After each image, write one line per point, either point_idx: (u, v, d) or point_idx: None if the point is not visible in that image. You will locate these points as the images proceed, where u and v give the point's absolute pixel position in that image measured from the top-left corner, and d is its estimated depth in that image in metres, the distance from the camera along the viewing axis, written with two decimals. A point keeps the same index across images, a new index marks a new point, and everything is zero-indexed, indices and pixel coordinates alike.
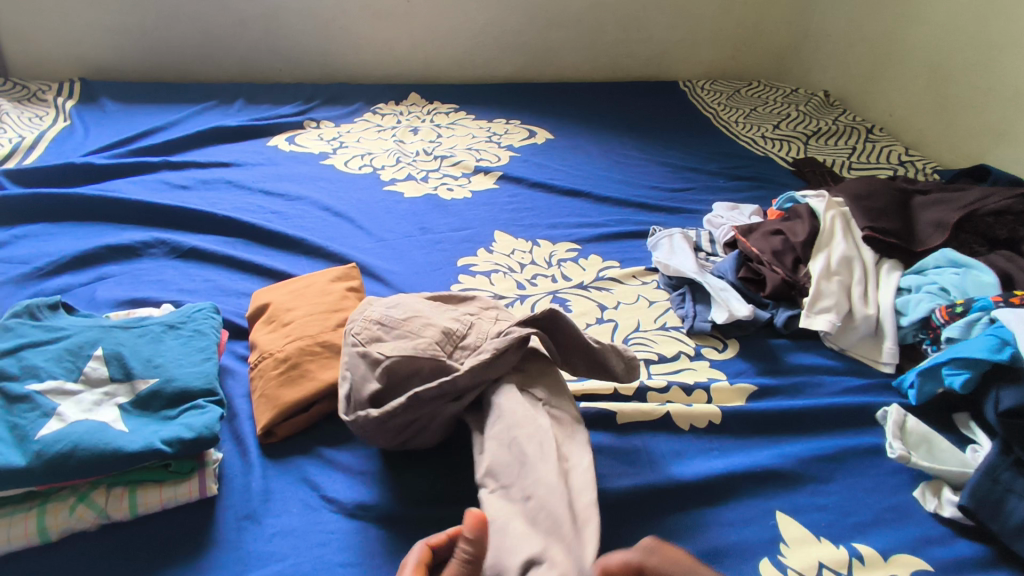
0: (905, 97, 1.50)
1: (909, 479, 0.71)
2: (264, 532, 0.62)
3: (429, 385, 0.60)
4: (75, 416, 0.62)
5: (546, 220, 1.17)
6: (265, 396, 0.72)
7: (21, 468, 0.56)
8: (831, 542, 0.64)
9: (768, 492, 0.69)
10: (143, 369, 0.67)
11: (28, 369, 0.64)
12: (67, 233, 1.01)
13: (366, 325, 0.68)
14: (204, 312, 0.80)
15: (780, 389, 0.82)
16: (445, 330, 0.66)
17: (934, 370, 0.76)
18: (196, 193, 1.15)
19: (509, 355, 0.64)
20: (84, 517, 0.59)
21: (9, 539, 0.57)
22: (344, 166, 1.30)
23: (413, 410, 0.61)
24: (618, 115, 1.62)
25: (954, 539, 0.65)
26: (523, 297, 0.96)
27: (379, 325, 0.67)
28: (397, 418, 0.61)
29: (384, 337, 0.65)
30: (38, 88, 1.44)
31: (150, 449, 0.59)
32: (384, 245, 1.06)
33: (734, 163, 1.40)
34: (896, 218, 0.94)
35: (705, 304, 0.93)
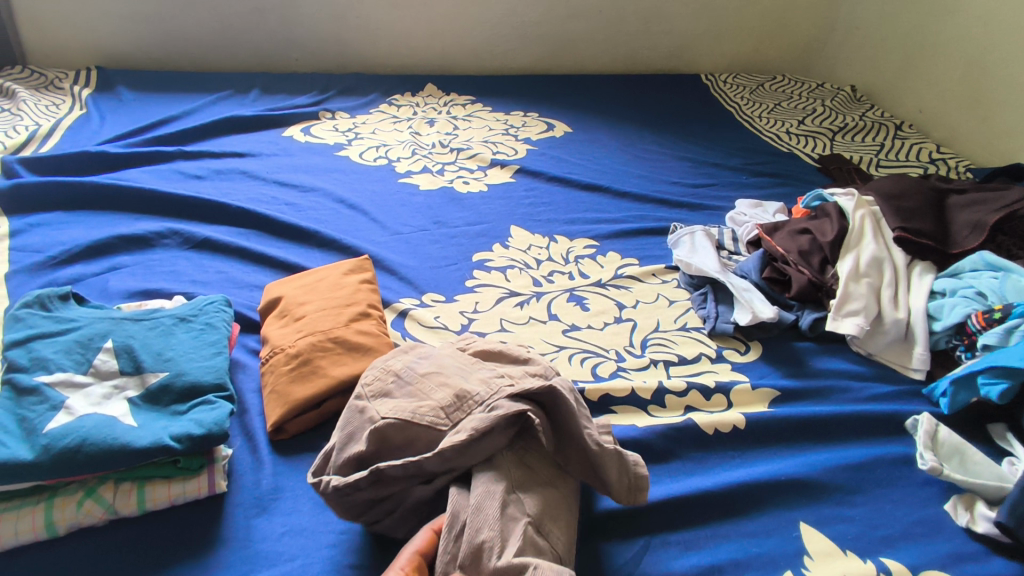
0: (937, 92, 1.45)
1: (939, 491, 0.68)
2: (273, 531, 0.60)
3: (395, 462, 0.54)
4: (84, 409, 0.61)
5: (564, 215, 1.14)
6: (277, 392, 0.71)
7: (28, 462, 0.55)
8: (859, 556, 0.61)
9: (791, 502, 0.66)
10: (153, 363, 0.66)
11: (38, 361, 0.63)
12: (81, 222, 1.01)
13: (381, 374, 0.62)
14: (216, 305, 0.78)
15: (805, 395, 0.79)
16: (458, 394, 0.58)
17: (969, 379, 0.73)
18: (211, 183, 1.14)
19: (493, 435, 0.55)
20: (92, 513, 0.58)
21: (16, 533, 0.56)
22: (359, 158, 1.28)
23: (379, 487, 0.55)
24: (638, 109, 1.58)
25: (989, 556, 0.62)
26: (539, 294, 0.94)
27: (394, 378, 0.61)
28: (360, 493, 0.55)
29: (393, 393, 0.60)
30: (55, 76, 1.44)
31: (159, 445, 0.58)
32: (398, 238, 1.05)
33: (757, 158, 1.37)
34: (930, 218, 0.91)
35: (727, 304, 0.90)
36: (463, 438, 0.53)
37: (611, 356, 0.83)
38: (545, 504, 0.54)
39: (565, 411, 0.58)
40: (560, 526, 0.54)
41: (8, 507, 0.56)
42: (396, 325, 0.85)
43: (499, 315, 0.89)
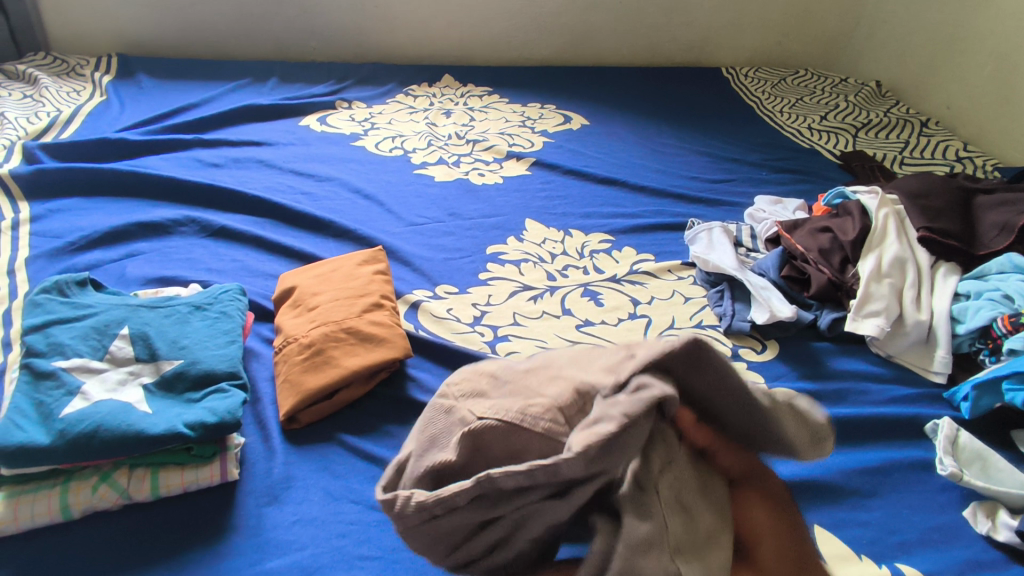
0: (966, 89, 1.41)
1: (959, 498, 0.66)
2: (284, 519, 0.61)
3: (507, 474, 0.41)
4: (99, 394, 0.61)
5: (579, 209, 1.13)
6: (289, 381, 0.71)
7: (44, 446, 0.55)
8: (873, 560, 0.60)
9: (806, 504, 0.65)
10: (168, 350, 0.67)
11: (54, 346, 0.64)
12: (101, 209, 1.02)
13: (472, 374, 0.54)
14: (230, 293, 0.79)
15: (822, 396, 0.77)
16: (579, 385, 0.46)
17: (994, 384, 0.71)
18: (228, 171, 1.15)
19: (638, 427, 0.40)
20: (107, 497, 0.58)
21: (32, 515, 0.56)
22: (375, 148, 1.28)
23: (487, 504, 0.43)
24: (657, 102, 1.56)
25: (1009, 564, 0.60)
26: (553, 288, 0.93)
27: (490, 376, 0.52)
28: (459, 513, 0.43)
29: (488, 393, 0.51)
30: (76, 62, 1.45)
31: (173, 432, 0.58)
32: (413, 229, 1.04)
33: (778, 154, 1.34)
34: (956, 218, 0.89)
35: (744, 302, 0.89)
36: (603, 433, 0.39)
37: None
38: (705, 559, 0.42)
39: (716, 371, 0.44)
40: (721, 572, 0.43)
41: (25, 490, 0.57)
42: (409, 317, 0.85)
43: (512, 309, 0.88)
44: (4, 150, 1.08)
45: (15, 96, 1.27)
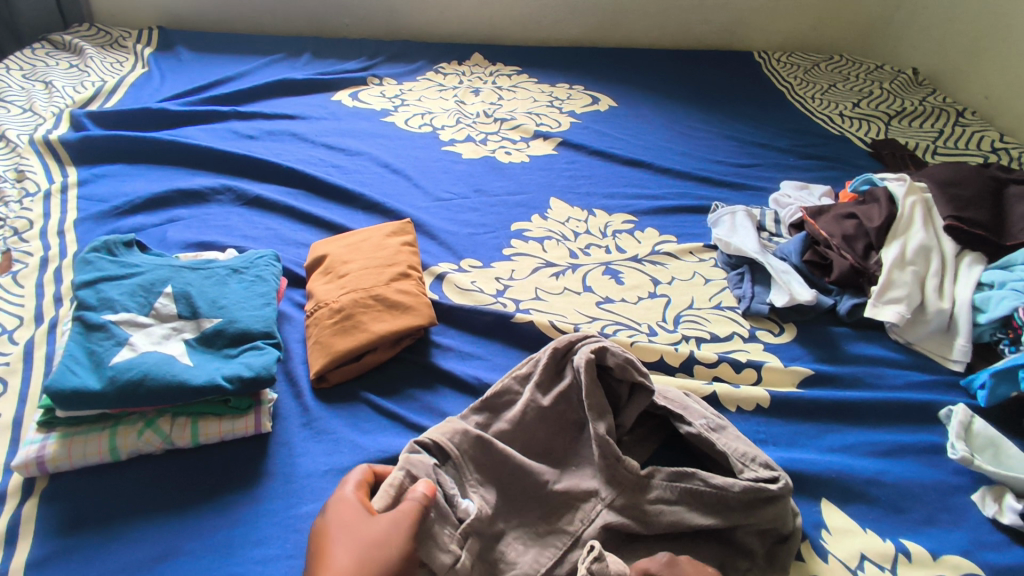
0: (1005, 78, 1.38)
1: (969, 481, 0.67)
2: (317, 470, 0.64)
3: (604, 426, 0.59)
4: (145, 346, 0.65)
5: (603, 190, 1.15)
6: (319, 343, 0.74)
7: (96, 391, 0.60)
8: (878, 535, 0.63)
9: (816, 480, 0.67)
10: (209, 309, 0.70)
11: (105, 300, 0.68)
12: (142, 175, 1.06)
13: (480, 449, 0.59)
14: (266, 259, 0.82)
15: (838, 378, 0.79)
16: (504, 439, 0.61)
17: (1011, 372, 0.72)
18: (263, 143, 1.18)
19: (571, 409, 0.63)
20: (151, 441, 0.63)
21: (84, 455, 0.61)
22: (404, 124, 1.30)
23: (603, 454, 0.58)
24: (687, 85, 1.55)
25: (1011, 546, 0.62)
26: (575, 266, 0.95)
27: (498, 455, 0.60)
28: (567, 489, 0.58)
29: (512, 467, 0.59)
30: (119, 34, 1.50)
31: (212, 384, 0.62)
32: (440, 204, 1.07)
33: (807, 140, 1.33)
34: (986, 208, 0.88)
35: (764, 286, 0.90)
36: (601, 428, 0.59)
37: (643, 330, 0.84)
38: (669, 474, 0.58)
39: (532, 430, 0.62)
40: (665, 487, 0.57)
41: (78, 432, 0.62)
42: (434, 288, 0.88)
43: (534, 284, 0.91)
44: (53, 117, 1.13)
45: (63, 65, 1.32)
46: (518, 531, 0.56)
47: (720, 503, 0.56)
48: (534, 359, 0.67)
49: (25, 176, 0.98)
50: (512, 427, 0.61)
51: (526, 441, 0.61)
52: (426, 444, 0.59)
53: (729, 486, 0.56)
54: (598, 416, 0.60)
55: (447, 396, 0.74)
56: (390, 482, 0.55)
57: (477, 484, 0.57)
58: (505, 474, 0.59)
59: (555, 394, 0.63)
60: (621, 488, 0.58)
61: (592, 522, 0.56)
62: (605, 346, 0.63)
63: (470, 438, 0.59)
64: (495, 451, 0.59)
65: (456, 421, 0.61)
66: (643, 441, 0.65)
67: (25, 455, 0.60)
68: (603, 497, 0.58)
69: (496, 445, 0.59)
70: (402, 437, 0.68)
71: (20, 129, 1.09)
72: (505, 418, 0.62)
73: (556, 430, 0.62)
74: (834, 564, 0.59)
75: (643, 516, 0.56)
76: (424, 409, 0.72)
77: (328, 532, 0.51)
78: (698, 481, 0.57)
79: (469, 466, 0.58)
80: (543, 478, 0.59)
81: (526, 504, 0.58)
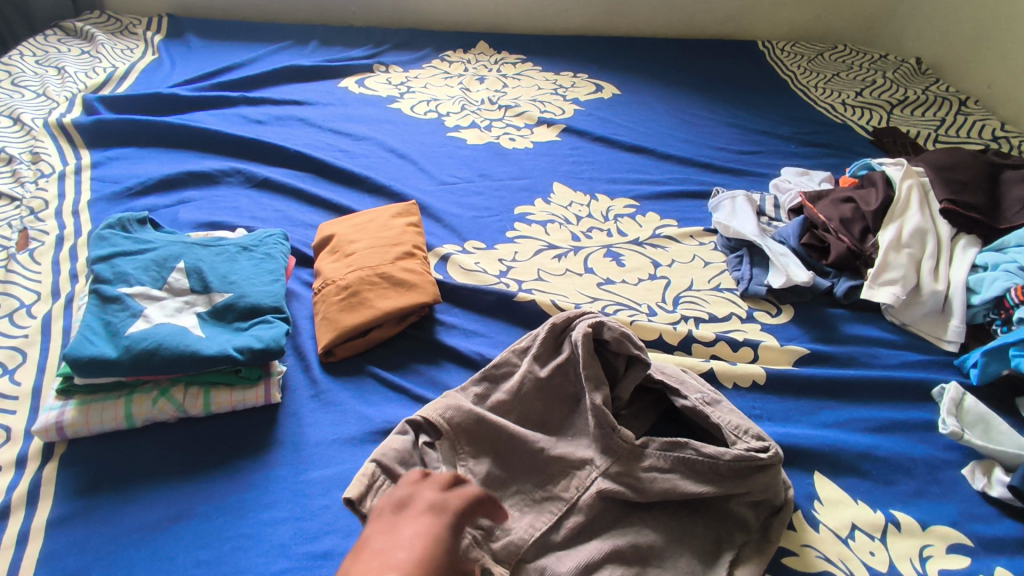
0: (1007, 67, 1.38)
1: (959, 457, 0.69)
2: (327, 439, 0.67)
3: (599, 397, 0.61)
4: (159, 318, 0.68)
5: (606, 175, 1.16)
6: (327, 319, 0.76)
7: (113, 359, 0.62)
8: (868, 505, 0.64)
9: (809, 453, 0.68)
10: (220, 284, 0.73)
11: (119, 274, 0.71)
12: (153, 158, 1.08)
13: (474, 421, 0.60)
14: (275, 238, 0.84)
15: (833, 357, 0.80)
16: (501, 409, 0.64)
17: (1001, 350, 0.73)
18: (271, 128, 1.20)
19: (567, 380, 0.65)
20: (165, 409, 0.65)
21: (101, 421, 0.63)
22: (410, 111, 1.32)
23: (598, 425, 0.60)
24: (691, 74, 1.56)
25: (1000, 518, 0.64)
26: (577, 248, 0.97)
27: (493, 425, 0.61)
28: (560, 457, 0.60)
29: (508, 437, 0.60)
30: (130, 21, 1.52)
31: (224, 354, 0.65)
32: (445, 188, 1.09)
33: (808, 128, 1.34)
34: (981, 192, 0.89)
35: (762, 268, 0.91)
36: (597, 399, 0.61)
37: (643, 310, 0.86)
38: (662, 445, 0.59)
39: (529, 402, 0.64)
40: (659, 457, 0.59)
41: (95, 399, 0.64)
42: (439, 268, 0.90)
43: (537, 265, 0.93)
44: (66, 102, 1.15)
45: (75, 51, 1.35)
46: (514, 498, 0.59)
47: (711, 471, 0.57)
48: (532, 335, 0.69)
49: (40, 158, 1.01)
50: (510, 398, 0.64)
51: (523, 410, 0.64)
52: (418, 422, 0.61)
53: (720, 454, 0.57)
54: (594, 388, 0.62)
55: (450, 370, 0.76)
56: (362, 471, 0.55)
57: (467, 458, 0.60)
58: (500, 442, 0.60)
59: (552, 367, 0.65)
60: (616, 457, 0.59)
61: (587, 489, 0.58)
62: (601, 321, 0.65)
63: (463, 414, 0.60)
64: (489, 422, 0.60)
65: (457, 396, 0.64)
66: (641, 414, 0.68)
67: (44, 421, 0.62)
68: (597, 465, 0.59)
69: (490, 416, 0.61)
70: (407, 408, 0.71)
71: (34, 113, 1.11)
72: (503, 389, 0.65)
73: (552, 401, 0.65)
74: (825, 533, 0.61)
75: (637, 483, 0.58)
76: (428, 383, 0.74)
77: (428, 540, 0.43)
78: (690, 449, 0.58)
79: (464, 438, 0.60)
80: (539, 445, 0.61)
81: (521, 473, 0.60)
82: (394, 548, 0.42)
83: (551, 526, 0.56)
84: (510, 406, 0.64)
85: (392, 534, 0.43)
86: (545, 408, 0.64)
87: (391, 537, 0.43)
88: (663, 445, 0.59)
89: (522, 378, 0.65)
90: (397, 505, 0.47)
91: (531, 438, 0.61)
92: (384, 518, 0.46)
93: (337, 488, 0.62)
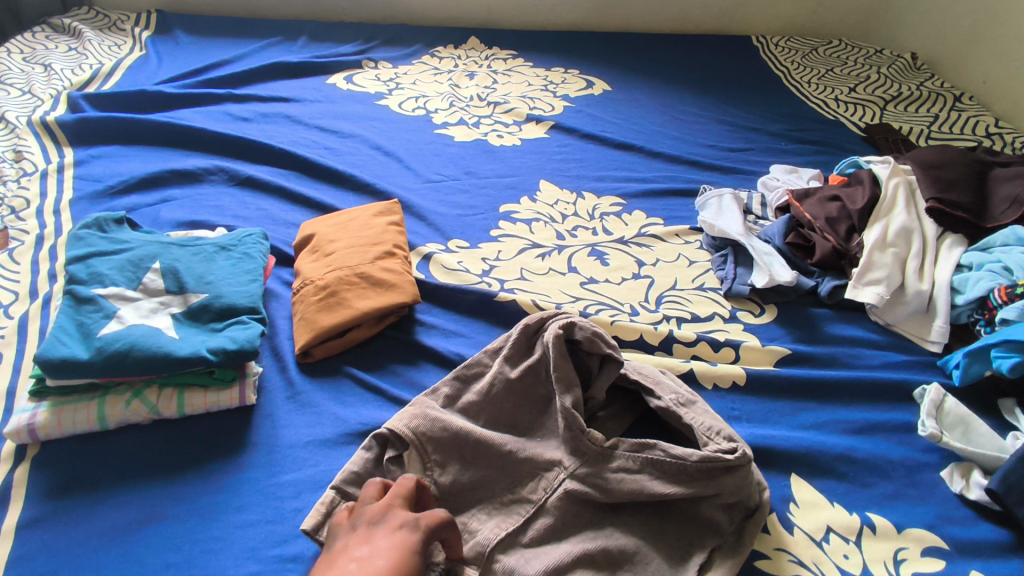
0: (1003, 63, 1.36)
1: (938, 458, 0.69)
2: (301, 440, 0.66)
3: (569, 400, 0.61)
4: (133, 319, 0.67)
5: (593, 172, 1.15)
6: (305, 319, 0.76)
7: (84, 361, 0.62)
8: (845, 508, 0.64)
9: (786, 454, 0.68)
10: (195, 285, 0.72)
11: (94, 275, 0.70)
12: (137, 156, 1.08)
13: (441, 425, 0.60)
14: (254, 237, 0.84)
15: (815, 357, 0.80)
16: (470, 411, 0.63)
17: (983, 351, 0.73)
18: (257, 125, 1.20)
19: (538, 382, 0.65)
20: (138, 411, 0.65)
21: (73, 423, 0.63)
22: (398, 108, 1.31)
23: (568, 428, 0.60)
24: (683, 70, 1.55)
25: (977, 521, 0.63)
26: (561, 247, 0.96)
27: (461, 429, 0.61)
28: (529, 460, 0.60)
29: (476, 441, 0.60)
30: (118, 18, 1.51)
31: (197, 355, 0.64)
32: (430, 185, 1.08)
33: (800, 125, 1.33)
34: (968, 190, 0.88)
35: (746, 267, 0.91)
36: (568, 401, 0.61)
37: (625, 310, 0.85)
38: (631, 446, 0.59)
39: (500, 405, 0.64)
40: (628, 459, 0.59)
41: (68, 400, 0.64)
42: (421, 267, 0.90)
43: (520, 265, 0.92)
44: (51, 100, 1.15)
45: (61, 48, 1.34)
46: (482, 503, 0.59)
47: (679, 472, 0.57)
48: (506, 335, 0.69)
49: (23, 157, 1.00)
50: (480, 399, 0.64)
51: (493, 412, 0.64)
52: (384, 434, 0.60)
53: (688, 456, 0.57)
54: (563, 390, 0.62)
55: (428, 371, 0.76)
56: (321, 500, 0.57)
57: (436, 464, 0.59)
58: (468, 447, 0.60)
59: (523, 368, 0.65)
60: (584, 458, 0.59)
61: (554, 491, 0.58)
62: (573, 321, 0.65)
63: (429, 420, 0.61)
64: (454, 428, 0.60)
65: (427, 400, 0.64)
66: (617, 416, 0.67)
67: (16, 423, 0.62)
68: (565, 466, 0.59)
69: (456, 422, 0.61)
70: (383, 409, 0.70)
71: (18, 111, 1.11)
72: (474, 390, 0.65)
73: (523, 402, 0.64)
74: (799, 536, 0.61)
75: (605, 484, 0.58)
76: (405, 384, 0.74)
77: (403, 554, 0.46)
78: (658, 450, 0.58)
79: (431, 443, 0.60)
80: (507, 447, 0.61)
81: (490, 477, 0.60)
82: (372, 566, 0.44)
83: (519, 527, 0.56)
84: (479, 411, 0.63)
85: (368, 548, 0.46)
86: (516, 410, 0.64)
87: (368, 551, 0.46)
88: (632, 446, 0.59)
89: (492, 380, 0.64)
90: (372, 519, 0.49)
91: (500, 441, 0.61)
92: (360, 531, 0.48)
93: (310, 490, 0.62)
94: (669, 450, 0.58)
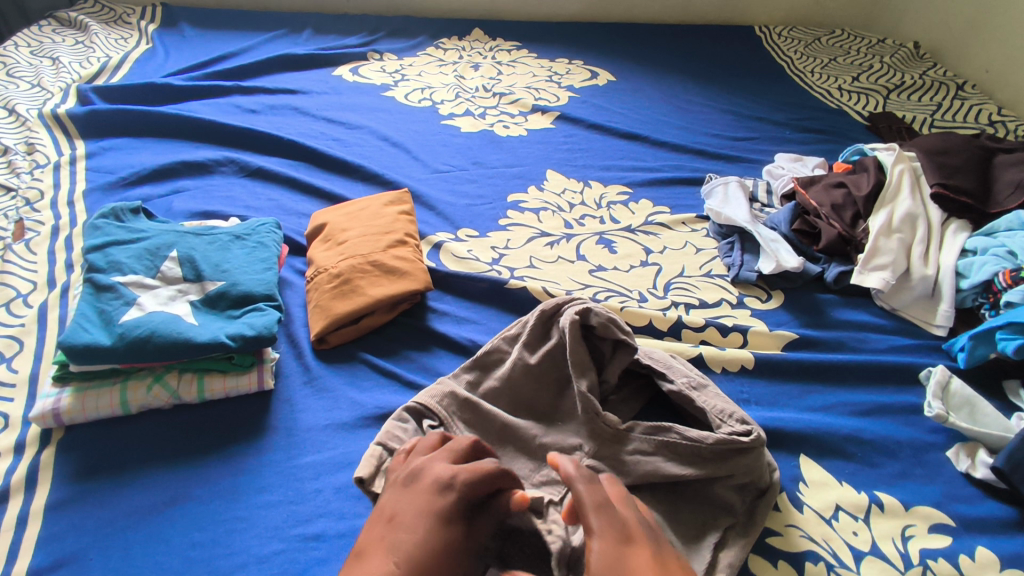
0: (1006, 51, 1.37)
1: (944, 439, 0.70)
2: (319, 425, 0.67)
3: (586, 386, 0.62)
4: (153, 307, 0.68)
5: (600, 162, 1.16)
6: (319, 307, 0.77)
7: (107, 346, 0.63)
8: (853, 487, 0.65)
9: (795, 435, 0.69)
10: (212, 273, 0.73)
11: (113, 264, 0.72)
12: (148, 148, 1.09)
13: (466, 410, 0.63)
14: (268, 227, 0.85)
15: (823, 342, 0.81)
16: (492, 395, 0.65)
17: (988, 334, 0.74)
18: (264, 117, 1.21)
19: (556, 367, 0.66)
20: (159, 396, 0.66)
21: (97, 408, 0.64)
22: (404, 99, 1.32)
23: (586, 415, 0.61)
24: (686, 60, 1.56)
25: (982, 499, 0.64)
26: (569, 235, 0.97)
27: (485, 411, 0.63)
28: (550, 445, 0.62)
29: (499, 425, 0.62)
30: (123, 11, 1.52)
31: (216, 341, 0.65)
32: (438, 176, 1.09)
33: (804, 114, 1.34)
34: (973, 176, 0.89)
35: (753, 254, 0.92)
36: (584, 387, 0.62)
37: (634, 296, 0.86)
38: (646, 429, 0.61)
39: (520, 390, 0.65)
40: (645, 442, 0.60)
41: (92, 386, 0.65)
42: (431, 256, 0.91)
43: (529, 253, 0.93)
44: (60, 92, 1.16)
45: (68, 42, 1.35)
46: None
47: (694, 454, 0.58)
48: (522, 321, 0.70)
49: (35, 149, 1.01)
50: (499, 384, 0.65)
51: (513, 396, 0.65)
52: (417, 407, 0.62)
53: (702, 438, 0.58)
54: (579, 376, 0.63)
55: (441, 356, 0.77)
56: (370, 454, 0.57)
57: None
58: (492, 432, 0.62)
59: (542, 353, 0.66)
60: (600, 441, 0.61)
61: None
62: (589, 307, 0.66)
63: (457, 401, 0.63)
64: (479, 412, 0.63)
65: (452, 383, 0.65)
66: (629, 400, 0.68)
67: (41, 408, 0.63)
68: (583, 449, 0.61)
69: (479, 406, 0.63)
70: (399, 393, 0.72)
71: (28, 104, 1.12)
72: (495, 376, 0.66)
73: (543, 387, 0.65)
74: (809, 514, 0.62)
75: (621, 466, 0.60)
76: (419, 369, 0.75)
77: (430, 524, 0.45)
78: (672, 433, 0.59)
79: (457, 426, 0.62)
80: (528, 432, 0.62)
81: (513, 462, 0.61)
82: (397, 538, 0.44)
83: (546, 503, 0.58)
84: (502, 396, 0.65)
85: (398, 517, 0.46)
86: (535, 396, 0.65)
87: (398, 521, 0.46)
88: (647, 430, 0.60)
89: (510, 365, 0.66)
90: (409, 478, 0.50)
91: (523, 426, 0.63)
92: (398, 490, 0.49)
93: (329, 473, 0.63)
94: (684, 433, 0.59)
